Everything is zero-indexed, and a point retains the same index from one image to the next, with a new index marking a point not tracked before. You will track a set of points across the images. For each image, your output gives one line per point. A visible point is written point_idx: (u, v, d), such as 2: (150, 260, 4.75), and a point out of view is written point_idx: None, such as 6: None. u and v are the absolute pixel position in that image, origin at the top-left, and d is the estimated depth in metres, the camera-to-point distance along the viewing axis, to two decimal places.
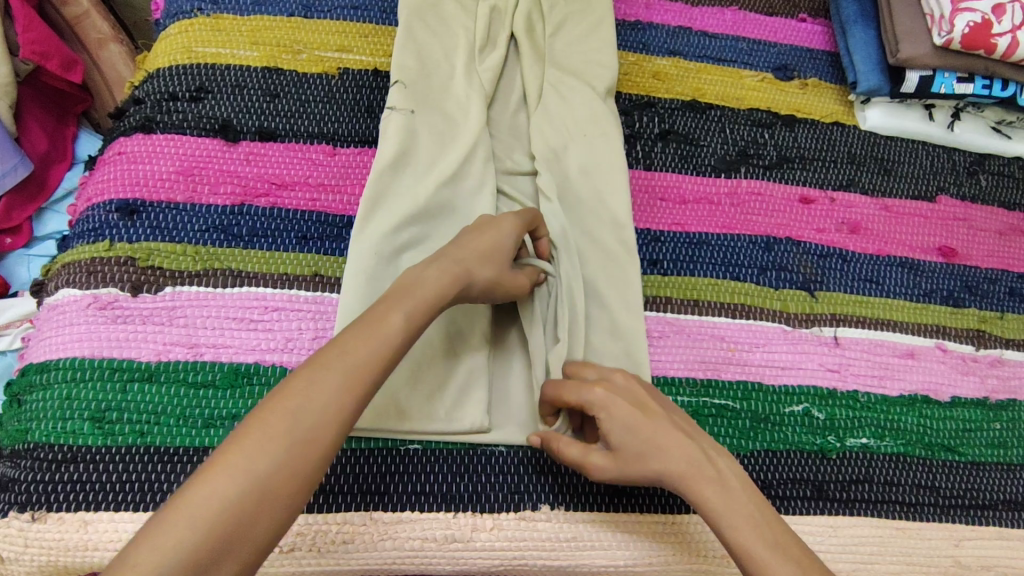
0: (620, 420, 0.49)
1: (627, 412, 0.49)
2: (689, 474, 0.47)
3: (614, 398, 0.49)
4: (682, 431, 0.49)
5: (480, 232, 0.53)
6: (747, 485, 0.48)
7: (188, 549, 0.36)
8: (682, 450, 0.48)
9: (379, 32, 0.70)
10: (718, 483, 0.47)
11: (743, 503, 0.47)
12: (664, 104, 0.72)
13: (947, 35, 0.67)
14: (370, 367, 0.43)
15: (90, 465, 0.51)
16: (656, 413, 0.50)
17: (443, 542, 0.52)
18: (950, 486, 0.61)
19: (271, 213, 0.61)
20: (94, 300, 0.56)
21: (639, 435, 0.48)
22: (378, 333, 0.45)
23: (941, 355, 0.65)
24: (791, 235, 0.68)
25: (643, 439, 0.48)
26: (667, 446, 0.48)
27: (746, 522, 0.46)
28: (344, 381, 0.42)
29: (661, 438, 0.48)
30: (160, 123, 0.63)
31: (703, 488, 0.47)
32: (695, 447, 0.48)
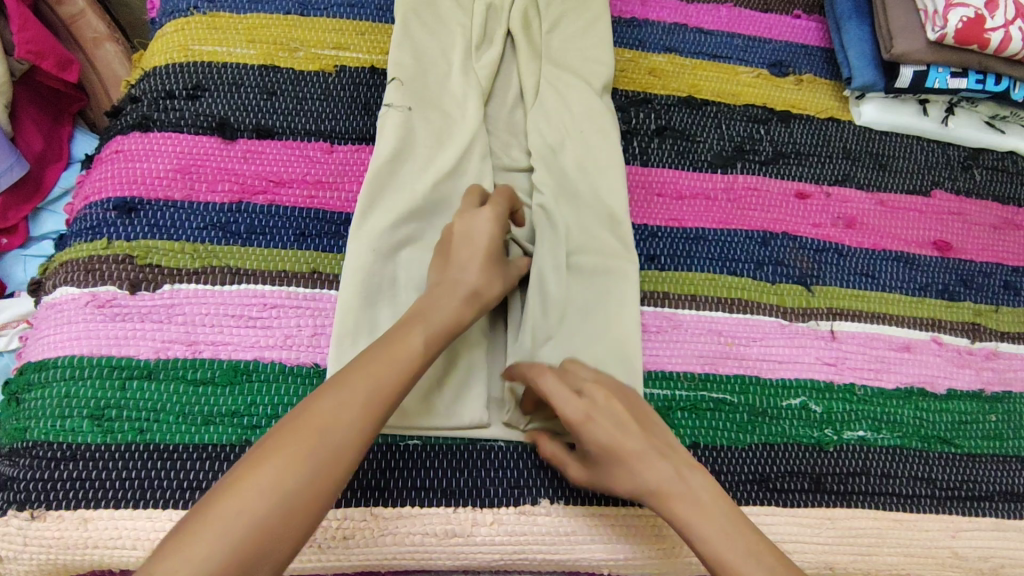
0: (596, 436, 0.48)
1: (606, 429, 0.48)
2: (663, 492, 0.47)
3: (594, 416, 0.48)
4: (656, 448, 0.49)
5: (468, 240, 0.54)
6: (719, 498, 0.47)
7: (220, 564, 0.37)
8: (656, 468, 0.48)
9: (375, 29, 0.70)
10: (692, 500, 0.47)
11: (718, 519, 0.46)
12: (660, 100, 0.72)
13: (940, 30, 0.68)
14: (390, 386, 0.45)
15: (89, 463, 0.51)
16: (632, 430, 0.49)
17: (443, 537, 0.52)
18: (947, 477, 0.61)
19: (268, 211, 0.61)
20: (92, 299, 0.56)
21: (614, 452, 0.48)
22: (397, 354, 0.46)
23: (936, 348, 0.66)
24: (787, 230, 0.68)
25: (617, 457, 0.48)
26: (638, 465, 0.48)
27: (724, 538, 0.45)
28: (367, 403, 0.44)
29: (636, 457, 0.48)
30: (157, 121, 0.63)
31: (677, 507, 0.47)
32: (669, 464, 0.48)
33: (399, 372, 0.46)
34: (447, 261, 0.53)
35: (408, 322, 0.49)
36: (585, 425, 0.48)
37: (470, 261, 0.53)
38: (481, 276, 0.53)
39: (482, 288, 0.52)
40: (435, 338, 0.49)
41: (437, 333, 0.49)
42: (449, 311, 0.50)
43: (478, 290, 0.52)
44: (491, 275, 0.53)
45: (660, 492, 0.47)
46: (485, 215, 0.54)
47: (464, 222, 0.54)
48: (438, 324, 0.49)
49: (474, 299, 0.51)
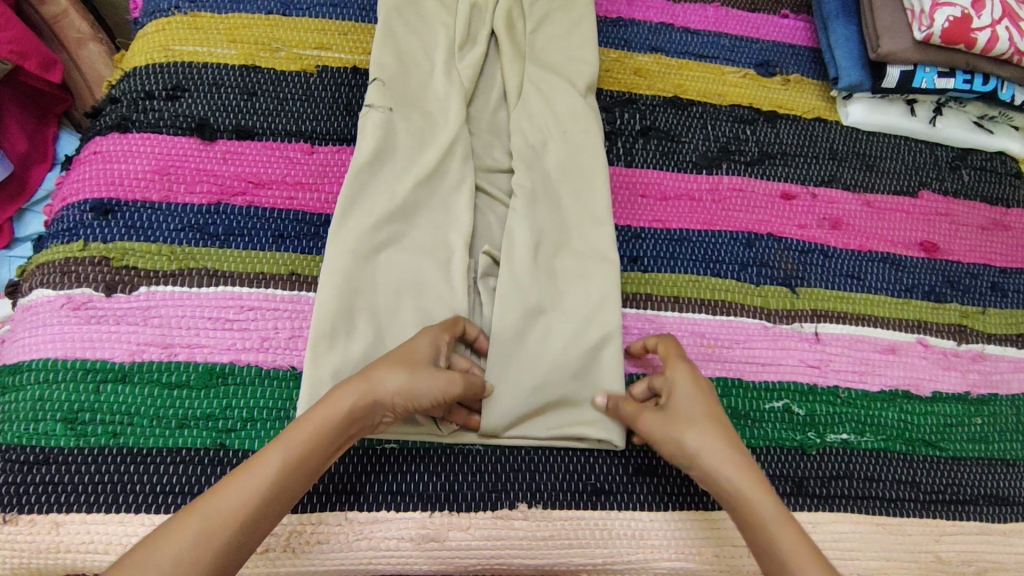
0: (689, 391, 0.52)
1: (699, 390, 0.52)
2: (736, 461, 0.48)
3: (697, 378, 0.53)
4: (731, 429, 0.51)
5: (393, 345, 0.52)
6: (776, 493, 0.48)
7: None
8: (734, 443, 0.49)
9: (358, 29, 0.69)
10: (758, 478, 0.47)
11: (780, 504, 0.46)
12: (645, 100, 0.72)
13: (926, 30, 0.67)
14: (227, 507, 0.42)
15: (62, 467, 0.51)
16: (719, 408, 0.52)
17: (418, 542, 0.52)
18: (931, 481, 0.61)
19: (247, 212, 0.60)
20: (67, 301, 0.55)
21: (701, 409, 0.51)
22: (252, 472, 0.44)
23: (922, 350, 0.65)
24: (772, 231, 0.68)
25: (698, 411, 0.51)
26: (725, 434, 0.50)
27: (788, 522, 0.45)
28: (197, 531, 0.41)
29: (716, 420, 0.50)
30: (136, 122, 0.62)
31: (750, 480, 0.47)
32: (741, 447, 0.50)
33: (244, 496, 0.43)
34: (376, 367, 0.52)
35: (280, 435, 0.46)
36: (686, 377, 0.53)
37: (385, 360, 0.49)
38: (382, 369, 0.49)
39: (379, 380, 0.48)
40: (302, 450, 0.45)
41: (300, 444, 0.45)
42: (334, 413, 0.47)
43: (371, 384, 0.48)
44: (392, 366, 0.49)
45: (730, 459, 0.48)
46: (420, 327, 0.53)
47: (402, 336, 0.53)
48: (307, 425, 0.46)
49: (364, 389, 0.48)
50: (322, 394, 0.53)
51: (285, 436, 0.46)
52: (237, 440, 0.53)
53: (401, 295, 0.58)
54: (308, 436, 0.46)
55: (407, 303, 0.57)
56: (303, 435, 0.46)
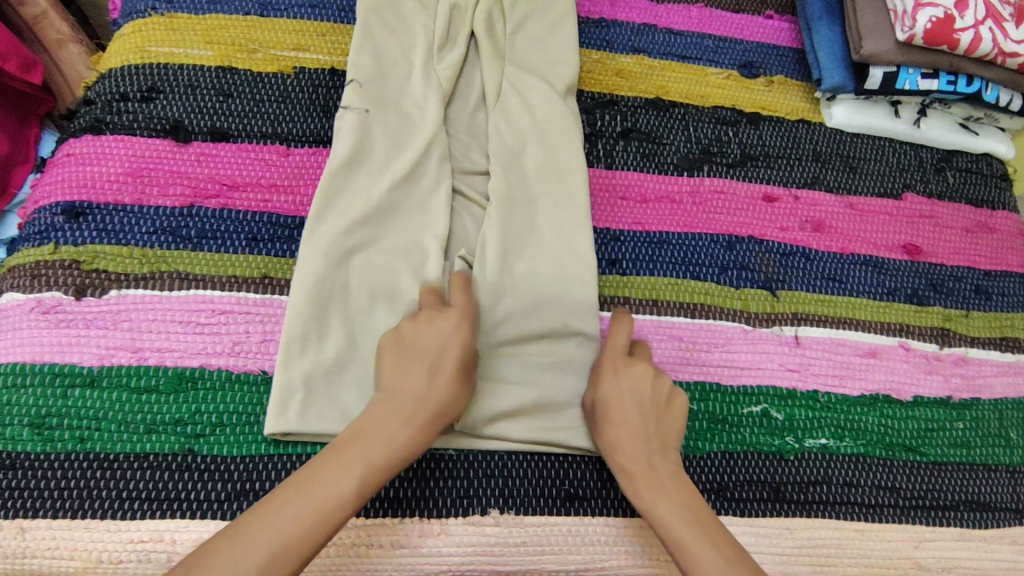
0: (607, 390, 0.53)
1: (625, 389, 0.52)
2: (639, 472, 0.50)
3: (621, 376, 0.53)
4: (654, 426, 0.51)
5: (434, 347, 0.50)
6: (687, 490, 0.50)
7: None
8: (640, 449, 0.50)
9: (337, 30, 0.69)
10: (658, 484, 0.49)
11: (671, 504, 0.48)
12: (626, 102, 0.71)
13: (908, 30, 0.66)
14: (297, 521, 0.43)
15: (28, 473, 0.50)
16: (634, 403, 0.52)
17: (389, 548, 0.51)
18: (911, 486, 0.60)
19: (220, 215, 0.60)
20: (37, 304, 0.55)
21: (612, 413, 0.52)
22: (322, 492, 0.44)
23: (903, 354, 0.64)
24: (753, 234, 0.67)
25: (613, 418, 0.51)
26: (623, 440, 0.51)
27: (678, 522, 0.48)
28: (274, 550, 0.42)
29: (626, 425, 0.51)
30: (109, 124, 0.62)
31: (642, 489, 0.50)
32: (653, 449, 0.51)
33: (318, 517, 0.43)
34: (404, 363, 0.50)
35: (347, 462, 0.45)
36: (609, 376, 0.53)
37: (436, 374, 0.49)
38: (445, 394, 0.49)
39: (446, 409, 0.49)
40: (376, 474, 0.46)
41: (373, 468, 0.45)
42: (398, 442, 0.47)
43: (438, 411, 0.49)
44: (456, 390, 0.50)
45: (635, 469, 0.50)
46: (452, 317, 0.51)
47: (430, 327, 0.51)
48: (381, 457, 0.46)
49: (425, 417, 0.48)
50: (292, 398, 0.53)
51: (365, 456, 0.46)
52: (206, 446, 0.52)
53: (374, 298, 0.57)
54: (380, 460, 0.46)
55: (381, 305, 0.57)
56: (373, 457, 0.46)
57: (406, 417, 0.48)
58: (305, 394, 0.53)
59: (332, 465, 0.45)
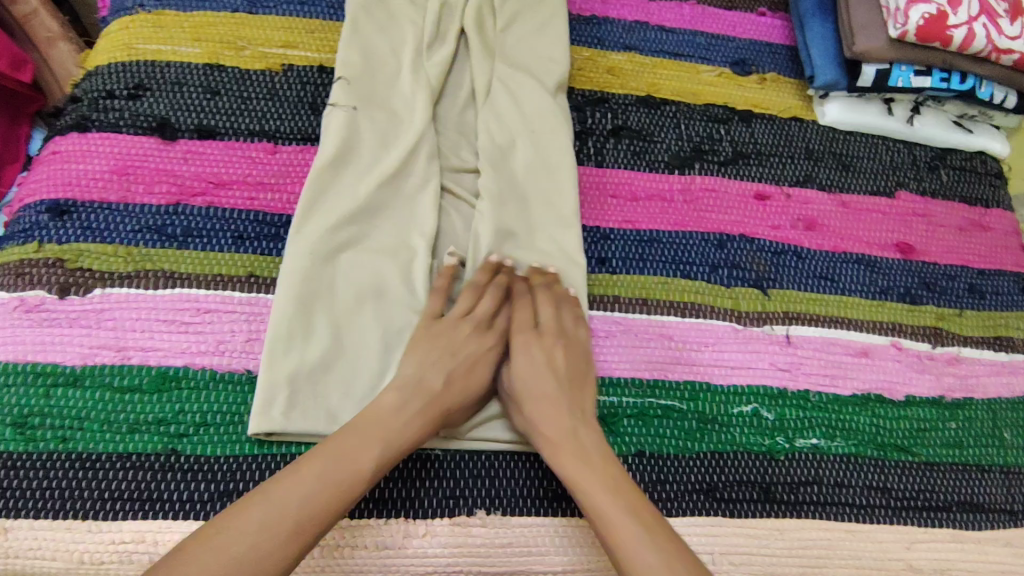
0: (524, 365, 0.54)
1: (535, 364, 0.54)
2: (557, 440, 0.50)
3: (531, 352, 0.54)
4: (567, 396, 0.53)
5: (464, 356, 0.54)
6: (606, 456, 0.50)
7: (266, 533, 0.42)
8: (557, 417, 0.51)
9: (325, 27, 0.68)
10: (575, 450, 0.50)
11: (591, 469, 0.49)
12: (617, 100, 0.71)
13: (902, 26, 0.66)
14: (319, 495, 0.44)
15: (9, 473, 0.50)
16: (552, 377, 0.53)
17: (373, 549, 0.51)
18: (903, 487, 0.59)
19: (207, 213, 0.59)
20: (20, 303, 0.54)
21: (531, 387, 0.53)
22: (343, 468, 0.46)
23: (896, 353, 0.64)
24: (744, 232, 0.67)
25: (531, 391, 0.53)
26: (541, 412, 0.52)
27: (598, 486, 0.48)
28: (297, 522, 0.43)
29: (547, 396, 0.52)
30: (95, 121, 0.62)
31: (561, 457, 0.50)
32: (570, 418, 0.52)
33: (339, 492, 0.45)
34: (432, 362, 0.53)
35: (375, 444, 0.48)
36: (523, 352, 0.55)
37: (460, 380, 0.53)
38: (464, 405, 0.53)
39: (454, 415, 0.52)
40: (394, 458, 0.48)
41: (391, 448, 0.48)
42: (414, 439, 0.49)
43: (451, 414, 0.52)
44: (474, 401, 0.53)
45: (552, 438, 0.51)
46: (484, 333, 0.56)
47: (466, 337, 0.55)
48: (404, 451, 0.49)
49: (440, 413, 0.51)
50: (276, 398, 0.52)
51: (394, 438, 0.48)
52: (190, 446, 0.52)
53: (361, 297, 0.56)
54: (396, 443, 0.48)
55: (367, 304, 0.56)
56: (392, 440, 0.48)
57: (425, 409, 0.50)
58: (290, 394, 0.53)
59: (351, 442, 0.47)
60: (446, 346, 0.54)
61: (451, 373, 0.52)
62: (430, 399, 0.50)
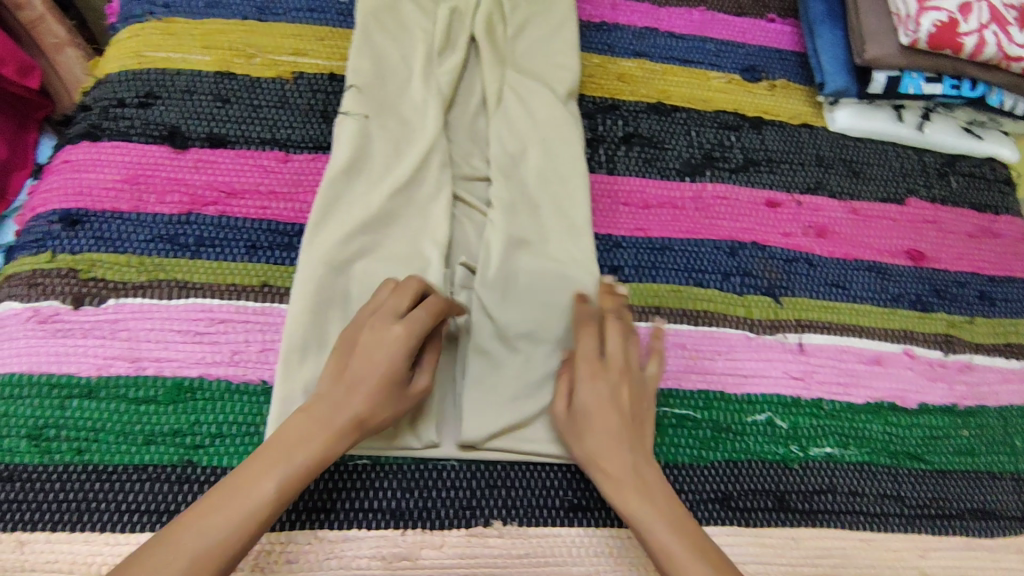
0: (590, 396, 0.51)
1: (602, 397, 0.51)
2: (621, 475, 0.49)
3: (598, 386, 0.51)
4: (632, 430, 0.51)
5: (368, 355, 0.49)
6: (667, 492, 0.49)
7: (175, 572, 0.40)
8: (622, 452, 0.50)
9: (336, 35, 0.68)
10: (639, 486, 0.49)
11: (658, 509, 0.48)
12: (628, 106, 0.71)
13: (913, 34, 0.66)
14: (219, 528, 0.42)
15: (26, 485, 0.50)
16: (617, 412, 0.51)
17: (390, 561, 0.50)
18: (916, 495, 0.59)
19: (219, 222, 0.59)
20: (34, 314, 0.54)
21: (597, 418, 0.51)
22: (244, 501, 0.43)
23: (908, 361, 0.64)
24: (756, 240, 0.67)
25: (597, 425, 0.50)
26: (608, 447, 0.50)
27: (665, 528, 0.47)
28: (192, 557, 0.41)
29: (613, 432, 0.50)
30: (106, 130, 0.61)
31: (626, 493, 0.49)
32: (634, 453, 0.50)
33: (240, 525, 0.42)
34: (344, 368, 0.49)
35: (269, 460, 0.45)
36: (587, 382, 0.52)
37: (358, 383, 0.48)
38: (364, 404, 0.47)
39: (365, 416, 0.47)
40: (301, 475, 0.45)
41: (296, 474, 0.44)
42: (317, 451, 0.45)
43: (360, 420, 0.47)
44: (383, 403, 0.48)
45: (613, 471, 0.49)
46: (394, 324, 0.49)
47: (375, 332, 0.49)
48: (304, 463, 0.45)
49: (355, 430, 0.47)
50: (292, 408, 0.52)
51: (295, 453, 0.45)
52: (205, 457, 0.52)
53: None
54: (302, 468, 0.45)
55: None
56: (299, 466, 0.45)
57: (338, 431, 0.46)
58: None
59: (255, 469, 0.44)
60: (363, 354, 0.49)
61: (365, 386, 0.48)
62: (340, 421, 0.47)
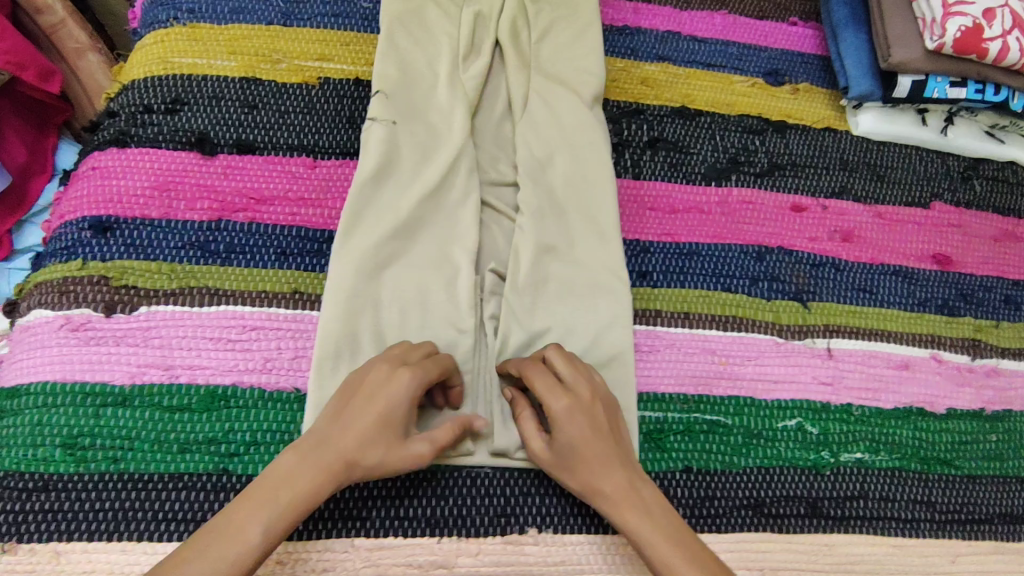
0: (572, 428, 0.49)
1: (584, 429, 0.49)
2: (616, 498, 0.48)
3: (576, 414, 0.49)
4: (619, 452, 0.50)
5: (368, 399, 0.47)
6: (665, 507, 0.48)
7: None
8: (613, 475, 0.48)
9: (360, 40, 0.68)
10: (637, 502, 0.48)
11: (658, 522, 0.47)
12: (652, 111, 0.71)
13: (938, 39, 0.66)
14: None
15: (62, 494, 0.50)
16: (602, 439, 0.49)
17: (427, 569, 0.50)
18: (947, 500, 0.60)
19: (249, 229, 0.59)
20: (66, 322, 0.54)
21: (583, 445, 0.49)
22: (226, 548, 0.41)
23: (936, 366, 0.64)
24: (782, 244, 0.67)
25: (584, 456, 0.48)
26: (598, 471, 0.48)
27: (668, 543, 0.46)
28: None
29: (601, 458, 0.48)
30: (134, 136, 0.61)
31: (625, 513, 0.47)
32: (626, 473, 0.49)
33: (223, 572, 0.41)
34: (341, 411, 0.47)
35: (253, 503, 0.43)
36: (565, 417, 0.49)
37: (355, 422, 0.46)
38: (355, 446, 0.46)
39: (359, 458, 0.46)
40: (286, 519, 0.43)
41: (282, 516, 0.43)
42: (305, 488, 0.44)
43: (351, 461, 0.45)
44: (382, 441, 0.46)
45: (608, 493, 0.48)
46: (398, 370, 0.48)
47: (378, 375, 0.48)
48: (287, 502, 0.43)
49: (345, 470, 0.45)
50: None
51: (280, 494, 0.43)
52: (240, 465, 0.52)
53: (406, 313, 0.57)
54: (286, 509, 0.43)
55: (412, 320, 0.56)
56: (284, 508, 0.43)
57: (328, 468, 0.45)
58: None
59: (237, 512, 0.43)
60: (365, 396, 0.47)
61: (360, 425, 0.46)
62: (331, 458, 0.45)
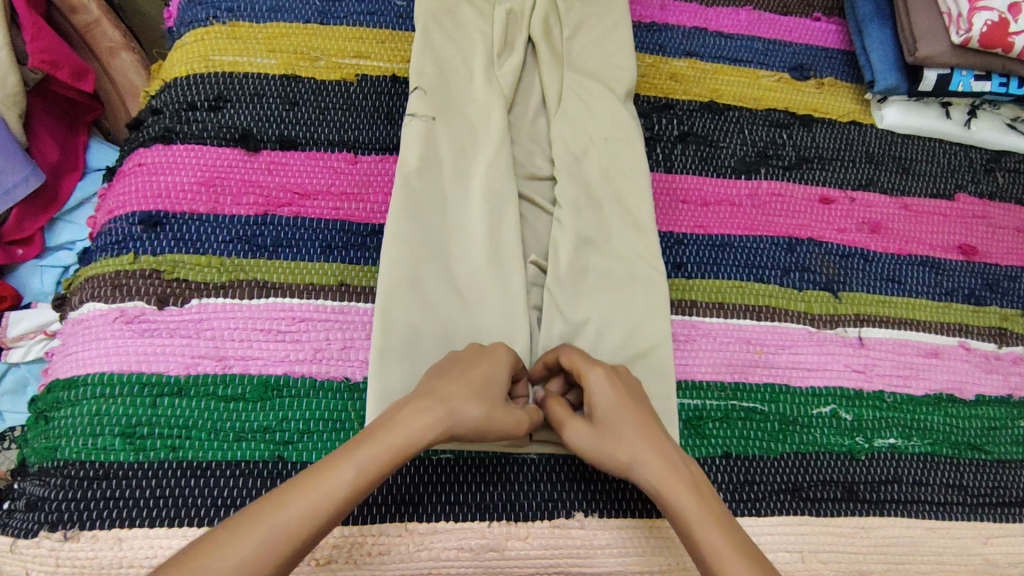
0: (608, 394, 0.50)
1: (622, 397, 0.50)
2: (661, 468, 0.46)
3: (614, 380, 0.50)
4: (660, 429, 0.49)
5: (470, 363, 0.48)
6: (713, 495, 0.46)
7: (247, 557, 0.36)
8: (656, 447, 0.47)
9: (395, 37, 0.69)
10: (688, 482, 0.46)
11: (702, 503, 0.45)
12: (682, 105, 0.72)
13: (964, 33, 0.66)
14: (303, 526, 0.39)
15: (123, 482, 0.51)
16: (640, 409, 0.50)
17: (478, 552, 0.52)
18: (977, 484, 0.61)
19: (295, 223, 0.60)
20: (120, 314, 0.55)
21: (622, 408, 0.49)
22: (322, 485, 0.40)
23: (964, 354, 0.65)
24: (813, 235, 0.68)
25: (625, 423, 0.48)
26: (640, 439, 0.48)
27: (712, 523, 0.44)
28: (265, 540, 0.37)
29: (643, 425, 0.49)
30: (179, 133, 0.62)
31: (671, 485, 0.46)
32: (671, 450, 0.48)
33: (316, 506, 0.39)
34: (439, 372, 0.48)
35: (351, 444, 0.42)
36: (603, 382, 0.50)
37: (455, 377, 0.47)
38: (463, 396, 0.45)
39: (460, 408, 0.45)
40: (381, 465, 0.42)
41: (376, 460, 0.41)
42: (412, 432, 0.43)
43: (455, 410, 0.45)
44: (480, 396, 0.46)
45: (653, 463, 0.47)
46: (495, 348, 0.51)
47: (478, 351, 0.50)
48: (386, 446, 0.42)
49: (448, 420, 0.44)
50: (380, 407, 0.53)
51: (383, 440, 0.42)
52: (294, 453, 0.53)
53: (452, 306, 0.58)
54: (385, 451, 0.42)
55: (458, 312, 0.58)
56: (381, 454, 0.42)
57: (430, 412, 0.44)
58: None
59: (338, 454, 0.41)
60: (464, 363, 0.49)
61: (462, 380, 0.47)
62: (436, 401, 0.44)
